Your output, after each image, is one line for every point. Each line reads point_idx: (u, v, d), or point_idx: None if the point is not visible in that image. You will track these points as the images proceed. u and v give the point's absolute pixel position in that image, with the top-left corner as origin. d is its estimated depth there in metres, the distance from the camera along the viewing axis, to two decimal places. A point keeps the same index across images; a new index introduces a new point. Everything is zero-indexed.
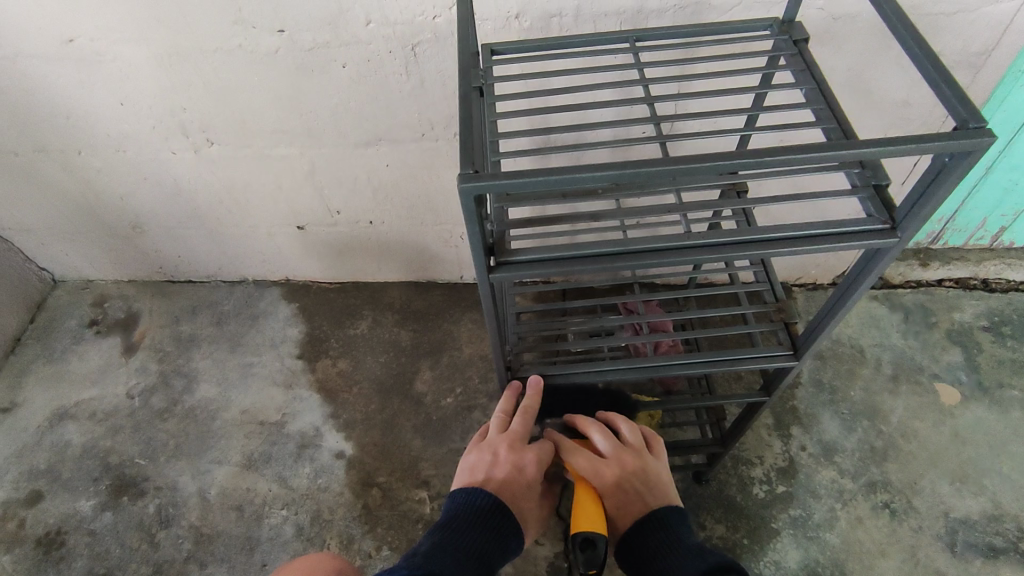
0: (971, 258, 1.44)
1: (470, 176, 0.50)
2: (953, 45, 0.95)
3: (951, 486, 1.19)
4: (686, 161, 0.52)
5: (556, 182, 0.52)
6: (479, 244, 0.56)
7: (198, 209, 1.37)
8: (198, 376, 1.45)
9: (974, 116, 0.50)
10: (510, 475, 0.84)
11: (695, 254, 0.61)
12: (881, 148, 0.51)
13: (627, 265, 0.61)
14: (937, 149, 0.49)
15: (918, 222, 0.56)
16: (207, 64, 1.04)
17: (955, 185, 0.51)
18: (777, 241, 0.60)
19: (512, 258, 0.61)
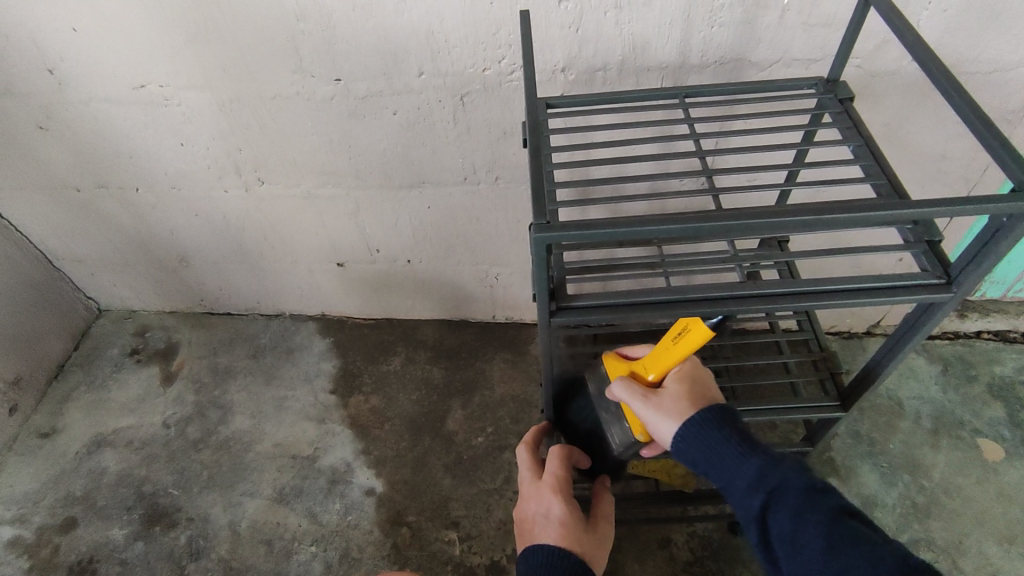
0: (1011, 311, 1.42)
1: (542, 227, 0.53)
2: (990, 102, 0.97)
3: (999, 548, 1.15)
4: (747, 217, 0.54)
5: (623, 235, 0.54)
6: (544, 290, 0.58)
7: (244, 244, 1.42)
8: (233, 407, 1.47)
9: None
10: (537, 520, 0.82)
11: (750, 304, 0.62)
12: (942, 207, 0.52)
13: (683, 313, 0.62)
14: (998, 210, 0.50)
15: (975, 277, 0.56)
16: (267, 110, 1.10)
17: (1015, 245, 0.52)
18: (832, 294, 0.61)
19: (571, 304, 0.63)
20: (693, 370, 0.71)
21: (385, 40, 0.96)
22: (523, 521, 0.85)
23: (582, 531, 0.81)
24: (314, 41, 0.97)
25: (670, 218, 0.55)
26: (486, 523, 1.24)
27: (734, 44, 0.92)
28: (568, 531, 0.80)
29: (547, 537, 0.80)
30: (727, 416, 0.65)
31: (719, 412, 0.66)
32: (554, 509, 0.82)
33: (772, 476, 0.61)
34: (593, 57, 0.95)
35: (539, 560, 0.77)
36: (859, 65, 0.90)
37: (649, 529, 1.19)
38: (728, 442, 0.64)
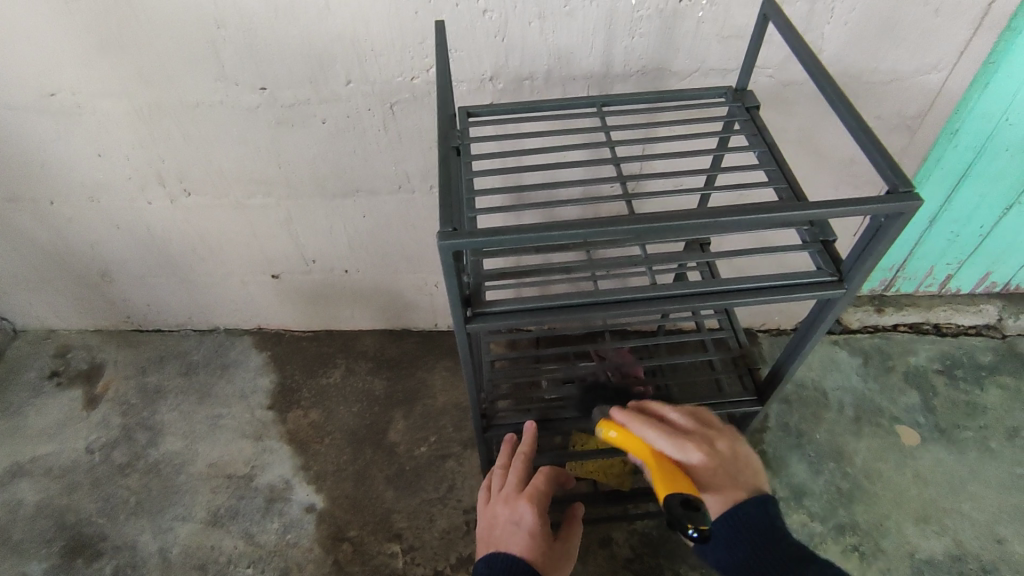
0: (922, 304, 1.52)
1: (449, 233, 0.53)
2: (891, 109, 1.04)
3: (916, 528, 1.22)
4: (649, 220, 0.56)
5: (530, 240, 0.55)
6: (456, 296, 0.58)
7: (171, 258, 1.37)
8: (164, 428, 1.41)
9: (904, 180, 0.54)
10: (510, 528, 0.81)
11: (661, 305, 0.64)
12: (825, 208, 0.55)
13: (598, 316, 0.64)
14: (874, 211, 0.54)
15: (863, 274, 0.60)
16: (188, 118, 1.06)
17: (894, 242, 0.56)
18: (737, 293, 0.64)
19: (487, 309, 0.63)
20: (707, 468, 0.72)
21: (310, 48, 0.95)
22: (490, 524, 0.83)
23: (548, 546, 0.80)
24: (236, 48, 0.95)
25: (575, 224, 0.56)
26: (429, 533, 1.22)
27: (654, 54, 0.95)
28: (537, 544, 0.79)
29: (514, 546, 0.79)
30: (768, 523, 0.70)
31: (755, 514, 0.70)
32: (529, 519, 0.81)
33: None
34: (520, 65, 0.96)
35: (505, 566, 0.77)
36: (770, 76, 0.95)
37: (591, 529, 1.21)
38: (760, 546, 0.69)
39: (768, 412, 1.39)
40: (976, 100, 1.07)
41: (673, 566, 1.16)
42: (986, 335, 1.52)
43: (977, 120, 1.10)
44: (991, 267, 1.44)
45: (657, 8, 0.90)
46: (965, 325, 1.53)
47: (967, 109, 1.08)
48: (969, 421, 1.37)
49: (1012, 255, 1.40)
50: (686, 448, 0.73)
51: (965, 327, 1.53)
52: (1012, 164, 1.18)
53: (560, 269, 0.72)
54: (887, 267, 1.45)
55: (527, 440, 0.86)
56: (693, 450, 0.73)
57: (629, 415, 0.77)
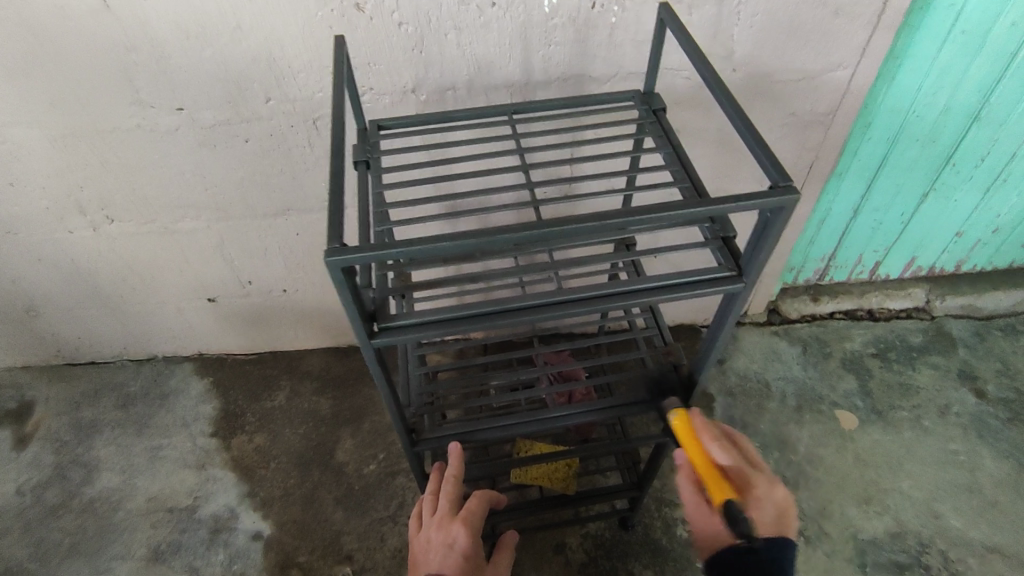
0: (855, 291, 1.58)
1: (336, 250, 0.52)
2: (805, 106, 1.07)
3: (858, 508, 1.26)
4: (542, 227, 0.56)
5: (423, 252, 0.55)
6: (357, 312, 0.57)
7: (100, 288, 1.32)
8: (99, 464, 1.35)
9: (783, 176, 0.56)
10: (443, 553, 0.79)
11: (569, 309, 0.65)
12: (713, 205, 0.56)
13: (506, 323, 0.64)
14: (757, 206, 0.55)
15: (758, 267, 0.62)
16: (104, 144, 1.03)
17: (781, 234, 0.57)
18: (641, 293, 0.65)
19: (393, 323, 0.63)
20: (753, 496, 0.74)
21: (225, 67, 0.93)
22: (421, 548, 0.82)
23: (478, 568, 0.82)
24: (148, 70, 0.93)
25: (468, 234, 0.56)
26: (381, 552, 1.21)
27: (573, 61, 0.96)
28: (469, 566, 0.80)
29: (448, 569, 0.78)
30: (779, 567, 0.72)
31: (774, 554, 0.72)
32: (462, 542, 0.81)
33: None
34: (440, 77, 0.96)
35: None
36: (688, 78, 0.98)
37: (544, 535, 1.21)
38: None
39: (713, 406, 1.42)
40: (884, 94, 1.12)
41: (626, 565, 1.17)
42: (916, 317, 1.59)
43: (888, 113, 1.15)
44: (916, 253, 1.50)
45: (570, 17, 0.91)
46: (896, 310, 1.60)
47: (877, 102, 1.13)
48: (903, 402, 1.42)
49: (933, 239, 1.47)
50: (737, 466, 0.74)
51: (896, 311, 1.60)
52: (924, 153, 1.24)
53: (466, 278, 0.71)
54: (817, 258, 1.50)
55: (455, 462, 0.86)
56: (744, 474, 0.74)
57: (703, 422, 0.77)
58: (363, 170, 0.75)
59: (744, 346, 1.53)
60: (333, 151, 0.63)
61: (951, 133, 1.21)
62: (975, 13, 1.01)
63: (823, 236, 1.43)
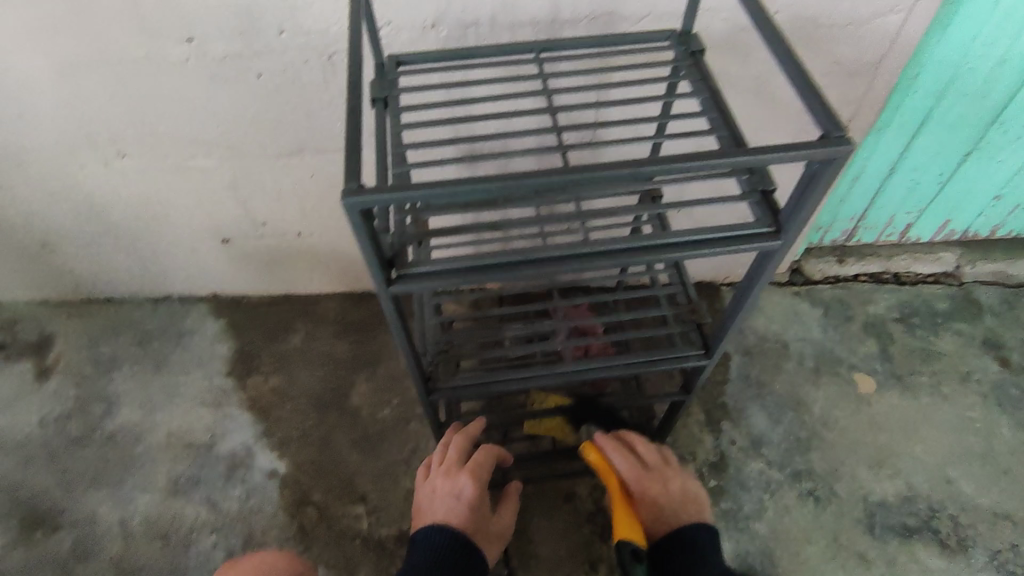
0: (882, 254, 1.53)
1: (353, 190, 0.49)
2: (849, 54, 1.00)
3: (870, 471, 1.25)
4: (572, 173, 0.53)
5: (443, 195, 0.52)
6: (374, 256, 0.55)
7: (114, 225, 1.31)
8: (119, 399, 1.38)
9: (838, 126, 0.52)
10: (449, 502, 0.85)
11: (596, 262, 0.62)
12: (757, 155, 0.53)
13: (529, 274, 0.61)
14: (806, 157, 0.52)
15: (798, 224, 0.59)
16: (112, 75, 0.99)
17: (828, 189, 0.54)
18: (672, 248, 0.61)
19: (411, 270, 0.60)
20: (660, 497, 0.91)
21: None
22: (428, 495, 0.87)
23: (480, 518, 0.87)
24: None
25: (492, 177, 0.53)
26: (394, 494, 1.23)
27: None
28: (473, 516, 0.85)
29: (451, 517, 0.84)
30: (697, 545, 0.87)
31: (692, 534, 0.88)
32: (468, 493, 0.86)
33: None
34: (462, 11, 0.91)
35: (441, 537, 0.82)
36: (727, 19, 0.91)
37: (554, 484, 1.23)
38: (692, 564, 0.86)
39: (730, 364, 1.40)
40: (935, 44, 1.04)
41: None
42: (944, 283, 1.54)
43: (938, 64, 1.08)
44: (951, 215, 1.44)
45: None
46: (923, 274, 1.55)
47: (926, 53, 1.05)
48: (923, 367, 1.40)
49: (971, 202, 1.40)
50: (635, 478, 0.92)
51: (924, 275, 1.55)
52: (971, 109, 1.17)
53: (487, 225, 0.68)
54: (847, 218, 1.44)
55: (474, 427, 0.93)
56: (641, 481, 0.92)
57: (607, 439, 0.97)
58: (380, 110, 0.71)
59: (764, 305, 1.51)
60: (349, 86, 0.60)
61: (1004, 88, 1.13)
62: None
63: (855, 194, 1.37)
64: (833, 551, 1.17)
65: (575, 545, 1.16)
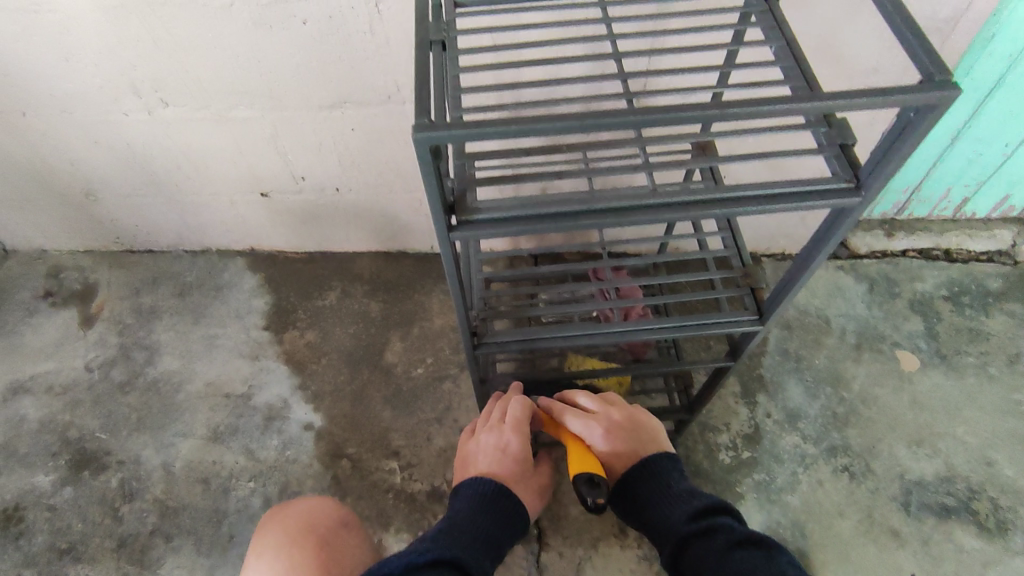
0: (934, 229, 1.47)
1: (424, 126, 0.48)
2: (922, 11, 0.95)
3: (908, 450, 1.23)
4: (646, 115, 0.51)
5: (514, 134, 0.50)
6: (438, 198, 0.53)
7: (156, 175, 1.31)
8: (160, 348, 1.41)
9: (939, 71, 0.49)
10: (496, 455, 0.90)
11: (662, 215, 0.59)
12: (851, 100, 0.50)
13: (591, 226, 0.59)
14: (904, 103, 0.49)
15: (883, 179, 0.56)
16: (158, 20, 0.98)
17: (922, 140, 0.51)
18: (744, 201, 0.59)
19: (472, 217, 0.59)
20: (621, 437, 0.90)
21: None
22: (473, 451, 0.92)
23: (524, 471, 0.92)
24: None
25: (563, 118, 0.50)
26: (426, 451, 1.24)
27: None
28: (517, 468, 0.90)
29: (496, 467, 0.89)
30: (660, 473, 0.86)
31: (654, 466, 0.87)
32: (513, 444, 0.91)
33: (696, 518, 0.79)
34: None
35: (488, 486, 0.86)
36: None
37: None
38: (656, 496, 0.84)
39: (768, 336, 1.38)
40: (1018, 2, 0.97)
41: None
42: (997, 262, 1.48)
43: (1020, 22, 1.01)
44: (1013, 189, 1.37)
45: None
46: (976, 252, 1.49)
47: (1008, 12, 0.98)
48: (970, 347, 1.36)
49: None
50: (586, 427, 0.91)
51: (976, 253, 1.49)
52: None
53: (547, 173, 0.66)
54: (901, 188, 1.39)
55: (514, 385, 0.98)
56: (595, 428, 0.91)
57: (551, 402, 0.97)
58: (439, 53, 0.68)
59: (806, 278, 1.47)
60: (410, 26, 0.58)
61: None
62: None
63: (913, 163, 1.31)
64: (867, 527, 1.16)
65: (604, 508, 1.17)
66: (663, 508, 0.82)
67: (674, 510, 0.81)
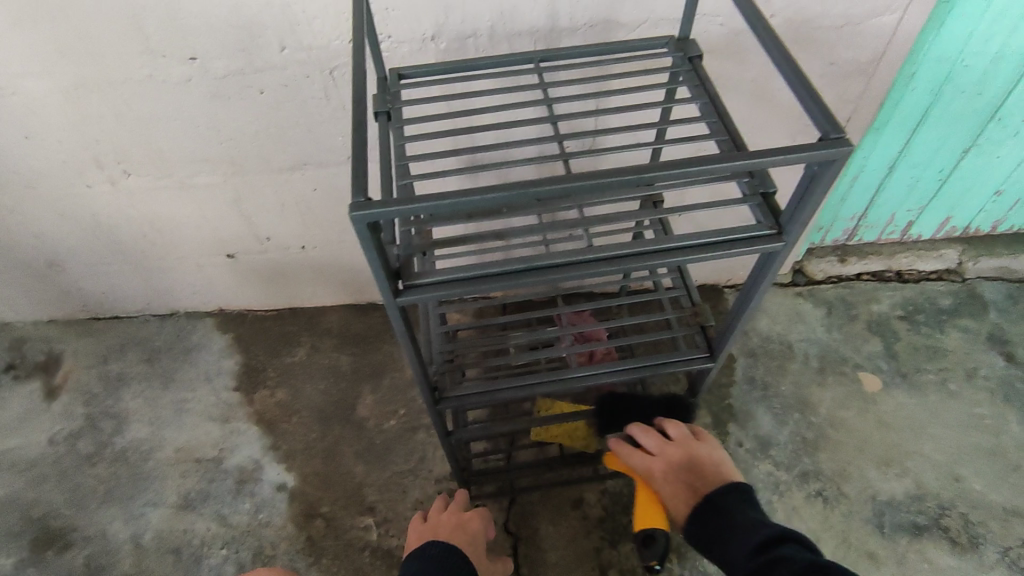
0: (884, 252, 1.53)
1: (361, 204, 0.50)
2: (844, 55, 1.01)
3: (878, 470, 1.25)
4: (572, 181, 0.54)
5: (449, 206, 0.52)
6: (382, 269, 0.56)
7: (120, 243, 1.32)
8: (128, 416, 1.38)
9: (836, 127, 0.53)
10: (455, 530, 0.96)
11: (599, 268, 0.62)
12: (758, 159, 0.53)
13: (533, 283, 0.62)
14: (806, 159, 0.53)
15: (800, 224, 0.60)
16: (119, 97, 1.01)
17: (828, 190, 0.55)
18: (675, 252, 0.62)
19: (418, 281, 0.61)
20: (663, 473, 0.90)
21: (239, 12, 0.89)
22: (429, 528, 0.97)
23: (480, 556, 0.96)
24: (157, 16, 0.89)
25: (495, 187, 0.53)
26: (403, 505, 1.23)
27: (602, 5, 0.90)
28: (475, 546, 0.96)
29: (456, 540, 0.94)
30: (721, 503, 0.83)
31: (720, 499, 0.84)
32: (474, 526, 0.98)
33: (776, 550, 0.72)
34: (461, 24, 0.92)
35: (444, 549, 0.88)
36: (723, 24, 0.92)
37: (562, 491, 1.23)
38: (724, 530, 0.80)
39: (735, 366, 1.40)
40: (932, 41, 1.05)
41: None
42: (947, 279, 1.54)
43: (935, 63, 1.09)
44: (952, 212, 1.45)
45: None
46: (926, 272, 1.55)
47: (922, 52, 1.07)
48: (928, 365, 1.40)
49: (970, 199, 1.41)
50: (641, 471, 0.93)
51: (926, 274, 1.55)
52: (969, 106, 1.18)
53: (490, 234, 0.68)
54: (847, 217, 1.45)
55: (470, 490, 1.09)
56: (642, 467, 0.93)
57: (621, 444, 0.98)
58: (385, 123, 0.73)
59: (767, 306, 1.51)
60: (354, 100, 0.61)
61: (1000, 86, 1.14)
62: None
63: (857, 193, 1.38)
64: (844, 551, 1.16)
65: (584, 551, 1.16)
66: (730, 542, 0.78)
67: (739, 543, 0.77)
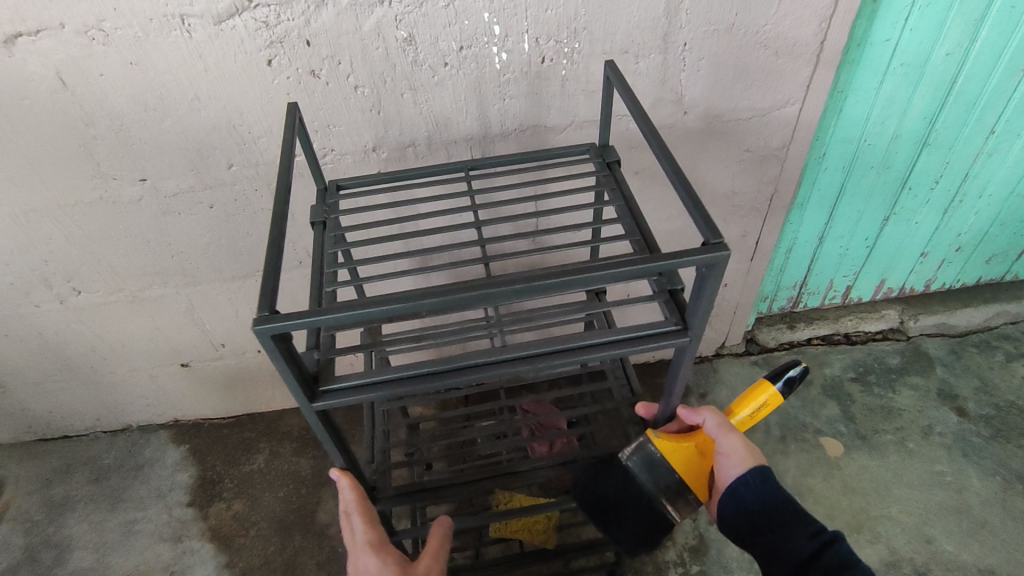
0: (830, 316, 1.59)
1: (264, 317, 0.52)
2: (757, 142, 1.08)
3: (851, 539, 1.24)
4: (474, 289, 0.56)
5: (353, 317, 0.54)
6: (291, 376, 0.57)
7: (69, 360, 1.30)
8: (72, 544, 1.31)
9: (714, 234, 0.58)
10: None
11: (512, 366, 0.64)
12: (649, 265, 0.57)
13: (449, 383, 0.64)
14: (691, 263, 0.56)
15: (700, 322, 0.63)
16: (68, 219, 1.03)
17: (718, 289, 0.59)
18: (587, 350, 0.65)
19: (334, 386, 0.62)
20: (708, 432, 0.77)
21: (186, 137, 0.94)
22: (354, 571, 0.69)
23: None
24: (108, 144, 0.94)
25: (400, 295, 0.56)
26: None
27: (528, 112, 0.98)
28: None
29: None
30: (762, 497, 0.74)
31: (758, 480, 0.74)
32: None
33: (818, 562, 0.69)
34: (400, 135, 0.98)
35: None
36: None
37: None
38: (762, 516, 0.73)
39: None
40: (835, 125, 1.15)
41: None
42: (892, 339, 1.61)
43: (843, 142, 1.18)
44: (885, 274, 1.53)
45: (522, 72, 0.93)
46: (871, 333, 1.62)
47: (830, 134, 1.17)
48: (886, 425, 1.42)
49: (900, 260, 1.49)
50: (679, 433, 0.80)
51: (872, 334, 1.62)
52: (881, 178, 1.27)
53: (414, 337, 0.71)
54: (788, 287, 1.52)
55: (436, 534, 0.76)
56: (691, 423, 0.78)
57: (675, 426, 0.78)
58: (320, 230, 0.80)
59: (725, 378, 1.54)
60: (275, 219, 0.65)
61: (904, 160, 1.24)
62: (913, 43, 1.04)
63: (792, 264, 1.45)
64: None
65: None
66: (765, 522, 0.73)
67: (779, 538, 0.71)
